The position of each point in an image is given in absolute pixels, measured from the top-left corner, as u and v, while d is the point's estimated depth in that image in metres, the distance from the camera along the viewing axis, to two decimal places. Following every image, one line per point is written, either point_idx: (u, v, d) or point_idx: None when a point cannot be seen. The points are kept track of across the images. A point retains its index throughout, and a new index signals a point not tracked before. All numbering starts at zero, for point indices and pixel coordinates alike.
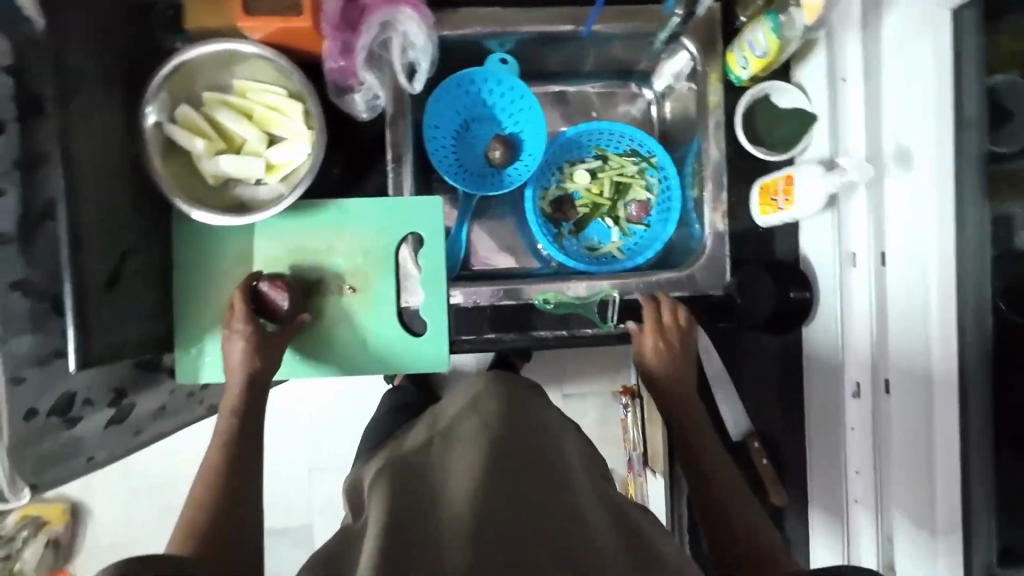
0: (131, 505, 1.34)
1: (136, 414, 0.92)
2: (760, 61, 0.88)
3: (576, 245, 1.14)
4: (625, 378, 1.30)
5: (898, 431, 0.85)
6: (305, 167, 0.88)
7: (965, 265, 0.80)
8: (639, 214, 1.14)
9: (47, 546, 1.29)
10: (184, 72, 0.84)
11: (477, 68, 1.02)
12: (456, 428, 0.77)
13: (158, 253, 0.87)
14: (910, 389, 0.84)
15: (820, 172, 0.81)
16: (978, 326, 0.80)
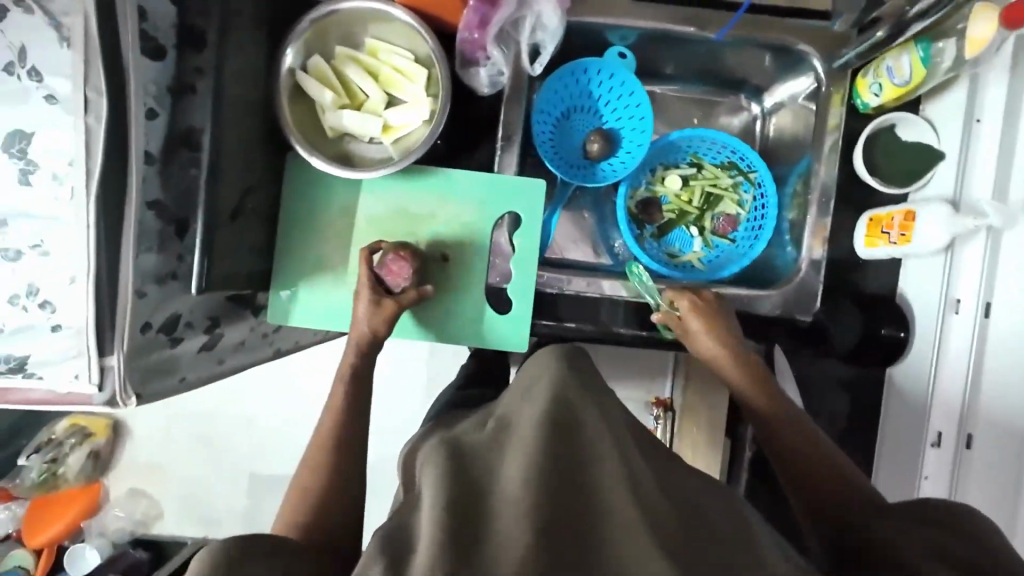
0: (171, 432, 1.40)
1: (223, 344, 0.95)
2: (898, 89, 0.85)
3: (656, 249, 1.12)
4: (659, 387, 1.18)
5: (978, 486, 0.83)
6: (420, 133, 0.89)
7: None
8: (726, 228, 1.13)
9: (88, 456, 1.36)
10: (324, 25, 0.86)
11: (594, 59, 1.02)
12: (514, 423, 0.55)
13: (271, 194, 0.91)
14: (1001, 445, 0.80)
15: (946, 213, 0.79)
16: None
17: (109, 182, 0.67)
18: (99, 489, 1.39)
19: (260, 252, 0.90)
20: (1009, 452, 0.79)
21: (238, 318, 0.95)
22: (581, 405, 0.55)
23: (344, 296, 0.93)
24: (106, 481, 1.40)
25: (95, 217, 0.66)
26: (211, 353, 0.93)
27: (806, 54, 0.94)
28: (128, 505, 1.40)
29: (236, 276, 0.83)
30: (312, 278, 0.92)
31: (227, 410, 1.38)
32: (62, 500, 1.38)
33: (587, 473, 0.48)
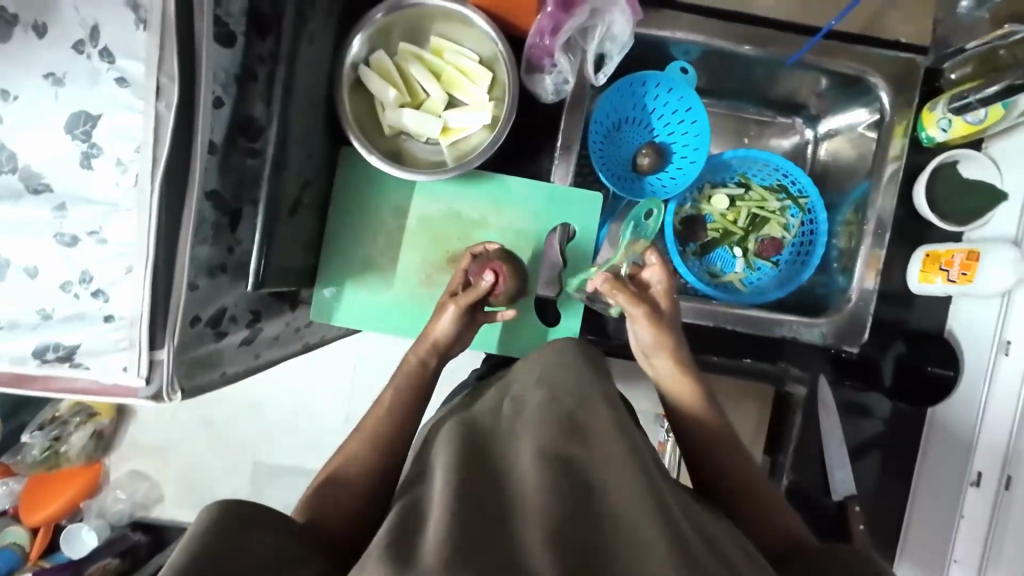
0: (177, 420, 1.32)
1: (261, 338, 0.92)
2: (971, 126, 0.87)
3: (698, 268, 1.12)
4: None
5: (1016, 531, 0.80)
6: (479, 136, 0.87)
7: None
8: (768, 250, 1.11)
9: (92, 436, 1.28)
10: (390, 20, 0.84)
11: (654, 72, 1.01)
12: (527, 410, 0.56)
13: (324, 189, 0.88)
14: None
15: (1014, 257, 0.78)
16: None
17: (174, 169, 0.64)
18: (97, 471, 1.30)
19: (309, 247, 0.87)
20: None
21: (276, 312, 0.93)
22: (595, 403, 0.56)
23: (390, 297, 0.91)
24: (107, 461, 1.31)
25: (156, 205, 0.64)
26: (249, 347, 0.90)
27: (874, 85, 0.93)
28: (128, 487, 1.31)
29: (288, 271, 0.81)
30: (360, 277, 0.90)
31: (234, 394, 1.29)
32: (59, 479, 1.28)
33: (603, 473, 0.48)
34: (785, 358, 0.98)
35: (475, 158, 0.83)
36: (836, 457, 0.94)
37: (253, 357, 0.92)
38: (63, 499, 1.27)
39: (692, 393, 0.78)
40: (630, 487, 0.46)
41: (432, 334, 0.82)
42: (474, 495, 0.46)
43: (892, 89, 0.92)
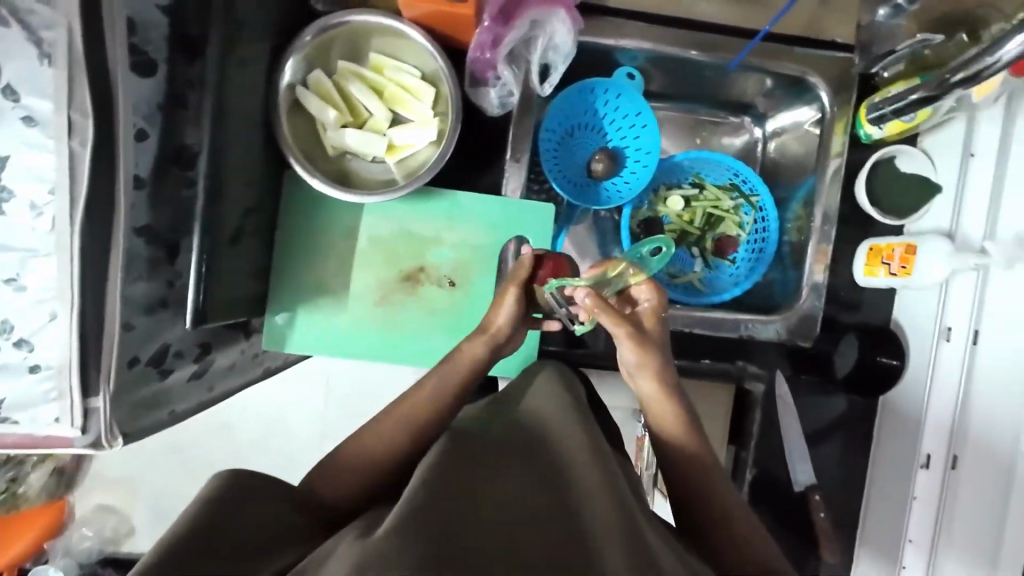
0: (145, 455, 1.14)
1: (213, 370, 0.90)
2: (904, 124, 0.88)
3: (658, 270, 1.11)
4: None
5: (965, 507, 0.84)
6: (426, 154, 0.86)
7: None
8: (725, 248, 1.13)
9: (52, 474, 1.10)
10: (326, 38, 0.82)
11: (602, 79, 1.00)
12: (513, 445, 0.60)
13: (270, 213, 0.85)
14: (986, 465, 0.81)
15: (946, 250, 0.80)
16: None
17: (96, 207, 0.61)
18: (62, 509, 1.10)
19: (257, 274, 0.84)
20: (994, 476, 0.81)
21: (229, 342, 0.90)
22: (576, 435, 0.60)
23: (344, 321, 0.88)
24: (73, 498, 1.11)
25: (79, 248, 0.61)
26: (200, 381, 0.87)
27: (814, 84, 0.95)
28: (97, 524, 1.10)
29: (235, 302, 0.78)
30: (314, 301, 0.88)
31: None
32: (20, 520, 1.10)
33: (581, 512, 0.52)
34: (741, 356, 1.00)
35: (421, 177, 0.82)
36: (797, 448, 0.96)
37: (205, 390, 0.90)
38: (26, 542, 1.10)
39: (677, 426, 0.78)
40: (606, 521, 0.51)
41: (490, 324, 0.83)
42: (459, 503, 0.51)
43: (830, 87, 0.95)
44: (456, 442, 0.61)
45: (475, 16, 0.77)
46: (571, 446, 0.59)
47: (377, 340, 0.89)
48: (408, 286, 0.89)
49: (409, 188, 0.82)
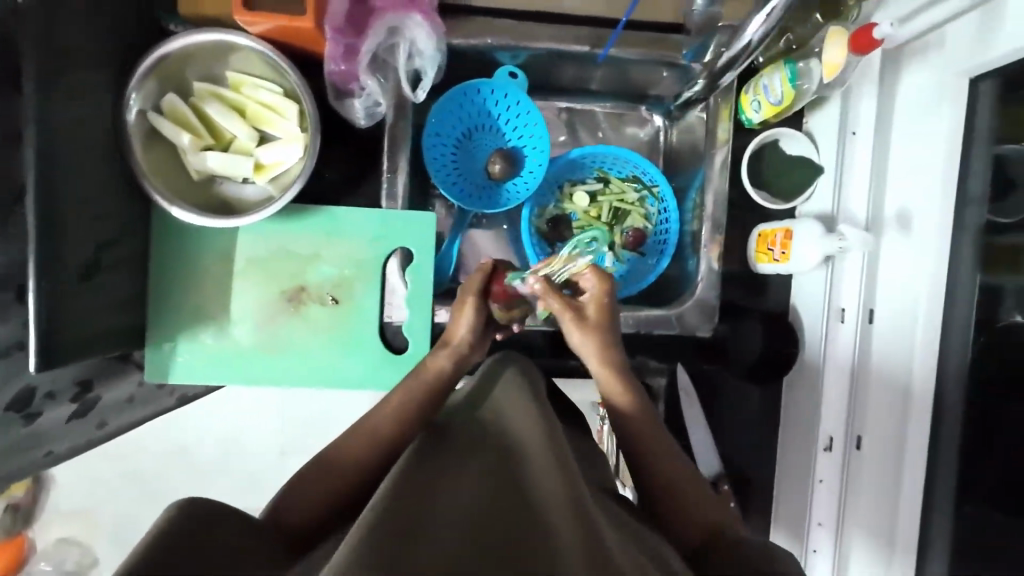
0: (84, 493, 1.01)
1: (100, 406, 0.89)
2: (773, 108, 0.83)
3: None
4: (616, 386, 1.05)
5: (866, 484, 0.87)
6: (294, 171, 0.84)
7: (948, 335, 0.79)
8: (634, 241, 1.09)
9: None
10: (175, 61, 0.80)
11: (484, 80, 0.99)
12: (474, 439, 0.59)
13: (139, 242, 0.83)
14: (884, 434, 0.86)
15: (819, 233, 0.78)
16: (953, 395, 0.80)
17: None
18: (23, 543, 0.91)
19: (126, 306, 0.82)
20: (891, 451, 0.85)
21: (116, 378, 0.90)
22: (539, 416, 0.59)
23: (225, 348, 0.87)
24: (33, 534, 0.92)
25: None
26: (85, 418, 0.88)
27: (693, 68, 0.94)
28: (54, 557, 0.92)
29: (98, 339, 0.76)
30: (192, 330, 0.86)
31: None
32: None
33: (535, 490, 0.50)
34: (643, 351, 0.99)
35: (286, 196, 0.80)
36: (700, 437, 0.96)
37: (95, 425, 0.90)
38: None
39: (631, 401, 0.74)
40: (559, 494, 0.49)
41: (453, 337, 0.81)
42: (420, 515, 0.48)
43: (712, 73, 0.94)
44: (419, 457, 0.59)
45: (316, 29, 0.75)
46: (523, 427, 0.59)
47: (263, 364, 0.87)
48: (288, 306, 0.87)
49: (274, 208, 0.81)
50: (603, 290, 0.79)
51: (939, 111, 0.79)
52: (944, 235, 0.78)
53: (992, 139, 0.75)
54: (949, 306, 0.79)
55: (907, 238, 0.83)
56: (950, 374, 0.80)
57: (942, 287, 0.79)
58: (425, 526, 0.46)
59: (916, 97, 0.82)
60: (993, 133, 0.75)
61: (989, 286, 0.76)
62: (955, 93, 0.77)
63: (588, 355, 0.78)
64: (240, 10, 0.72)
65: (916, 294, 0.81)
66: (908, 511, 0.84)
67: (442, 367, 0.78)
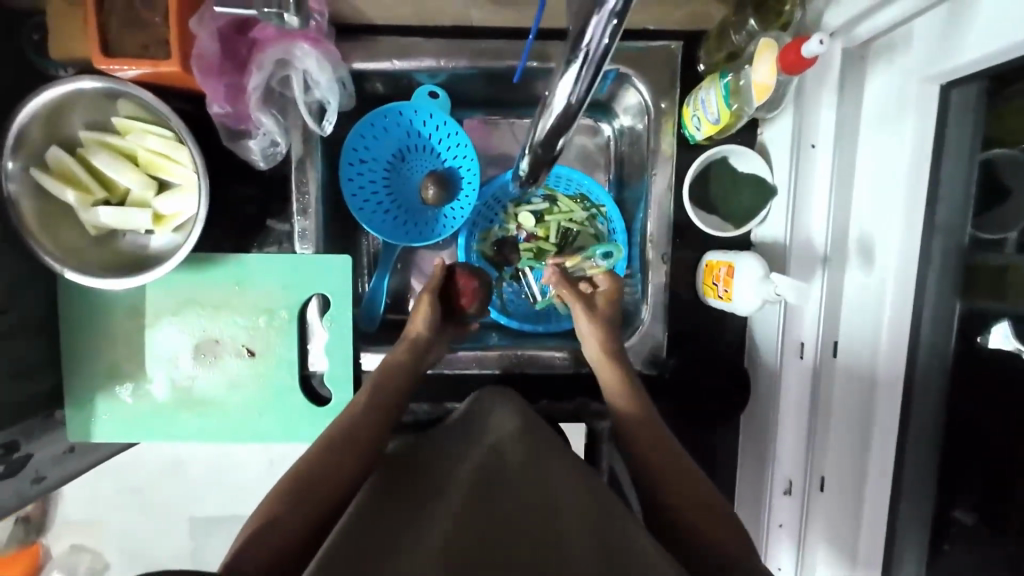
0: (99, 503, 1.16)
1: (34, 461, 0.84)
2: (713, 127, 0.75)
3: (516, 294, 1.00)
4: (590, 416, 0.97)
5: (826, 531, 0.80)
6: (192, 221, 0.79)
7: (916, 374, 0.69)
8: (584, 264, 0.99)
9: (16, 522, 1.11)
10: (55, 112, 0.74)
11: (405, 102, 0.90)
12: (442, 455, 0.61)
13: (43, 304, 0.81)
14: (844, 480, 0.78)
15: (759, 272, 0.72)
16: (920, 440, 0.70)
17: None
18: (38, 550, 1.13)
19: (33, 371, 0.80)
20: (853, 492, 0.77)
21: (43, 430, 0.84)
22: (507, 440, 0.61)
23: (142, 407, 0.84)
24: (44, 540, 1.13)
25: None
26: (18, 475, 0.82)
27: (625, 74, 0.85)
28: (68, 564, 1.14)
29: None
30: (108, 390, 0.84)
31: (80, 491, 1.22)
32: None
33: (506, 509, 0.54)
34: (583, 393, 0.94)
35: (181, 250, 0.76)
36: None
37: (31, 482, 0.84)
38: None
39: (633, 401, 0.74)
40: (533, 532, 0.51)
41: (410, 332, 0.83)
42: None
43: (649, 81, 0.85)
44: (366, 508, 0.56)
45: (187, 72, 0.69)
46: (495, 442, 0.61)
47: (184, 421, 0.85)
48: (203, 360, 0.84)
49: (170, 264, 0.76)
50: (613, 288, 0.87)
51: (903, 125, 0.67)
52: (908, 269, 0.68)
53: (977, 145, 0.62)
54: (912, 347, 0.69)
55: (869, 273, 0.73)
56: (914, 422, 0.70)
57: (905, 328, 0.69)
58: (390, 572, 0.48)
59: (881, 103, 0.70)
60: (972, 142, 0.63)
61: (972, 317, 0.65)
62: (919, 101, 0.65)
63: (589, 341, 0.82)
64: (99, 58, 0.67)
65: (875, 333, 0.72)
66: (869, 564, 0.76)
67: (400, 361, 0.80)
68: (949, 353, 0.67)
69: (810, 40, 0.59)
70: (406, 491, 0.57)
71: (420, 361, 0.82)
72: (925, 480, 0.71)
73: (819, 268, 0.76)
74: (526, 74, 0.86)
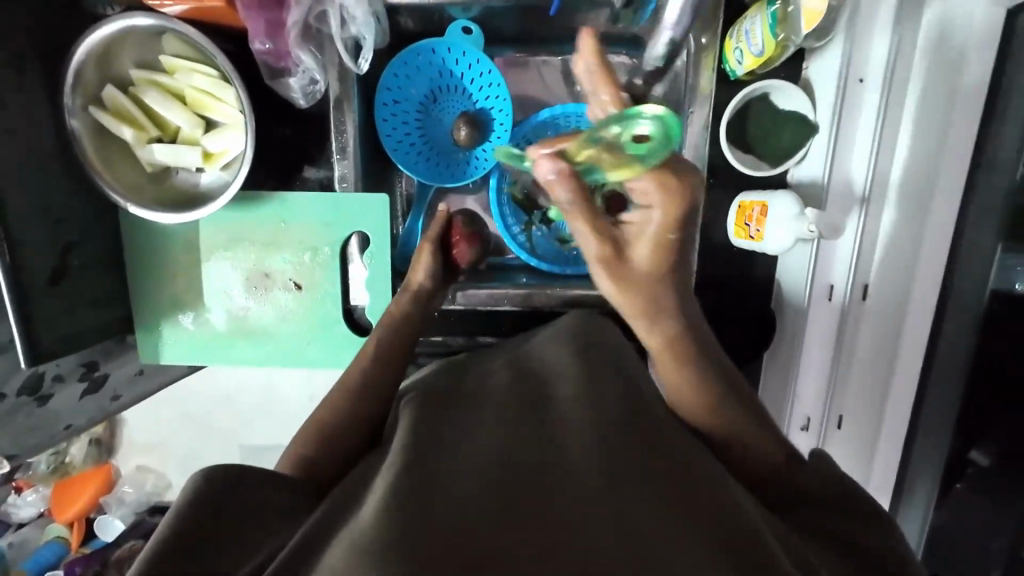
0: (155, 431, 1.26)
1: (112, 380, 0.94)
2: (755, 61, 0.73)
3: (545, 237, 1.00)
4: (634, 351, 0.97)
5: None
6: (239, 160, 0.82)
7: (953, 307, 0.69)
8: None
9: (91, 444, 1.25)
10: (107, 52, 0.78)
11: (439, 38, 0.90)
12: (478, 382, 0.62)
13: (108, 239, 0.87)
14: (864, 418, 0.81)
15: (792, 211, 0.73)
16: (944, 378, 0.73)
17: None
18: (108, 470, 1.27)
19: (109, 299, 0.88)
20: None
21: (119, 351, 0.94)
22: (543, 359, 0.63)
23: (202, 333, 0.92)
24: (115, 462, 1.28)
25: None
26: (97, 393, 0.93)
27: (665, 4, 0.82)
28: (136, 481, 1.28)
29: (82, 333, 0.82)
30: (171, 318, 0.92)
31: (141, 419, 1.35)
32: (74, 485, 1.24)
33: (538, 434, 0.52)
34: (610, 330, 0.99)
35: (232, 188, 0.80)
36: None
37: (110, 399, 0.94)
38: (83, 500, 1.23)
39: (698, 400, 0.61)
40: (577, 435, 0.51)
41: (412, 280, 0.87)
42: (441, 451, 0.53)
43: None
44: (417, 420, 0.60)
45: (230, 6, 0.72)
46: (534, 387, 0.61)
47: (240, 350, 0.92)
48: (255, 292, 0.91)
49: (221, 201, 0.80)
50: (661, 225, 0.61)
51: (959, 64, 0.65)
52: (947, 218, 0.68)
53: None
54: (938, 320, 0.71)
55: (908, 214, 0.72)
56: (942, 360, 0.71)
57: (932, 302, 0.72)
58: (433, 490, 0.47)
59: (940, 39, 0.67)
60: None
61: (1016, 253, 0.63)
62: (983, 30, 0.63)
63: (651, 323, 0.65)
64: None
65: (902, 296, 0.75)
66: None
67: (405, 308, 0.84)
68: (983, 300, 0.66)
69: None
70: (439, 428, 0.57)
71: (424, 306, 0.86)
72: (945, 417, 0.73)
73: (856, 208, 0.77)
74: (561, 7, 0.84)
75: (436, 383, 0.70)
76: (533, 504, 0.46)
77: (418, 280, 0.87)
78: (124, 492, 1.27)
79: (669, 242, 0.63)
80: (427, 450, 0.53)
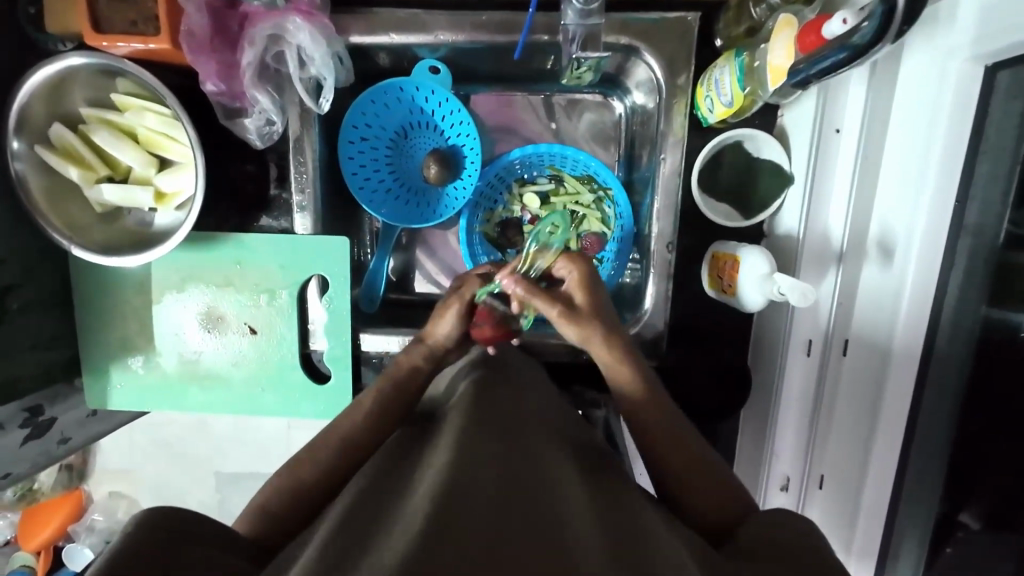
0: (123, 462, 1.21)
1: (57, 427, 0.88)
2: (726, 110, 0.73)
3: None
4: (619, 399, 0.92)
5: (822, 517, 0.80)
6: (191, 201, 0.79)
7: (947, 363, 0.65)
8: (592, 247, 0.92)
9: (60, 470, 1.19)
10: (54, 90, 0.75)
11: (406, 77, 0.87)
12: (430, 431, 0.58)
13: (55, 278, 0.84)
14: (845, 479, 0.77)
15: (763, 270, 0.70)
16: (929, 432, 0.68)
17: None
18: (79, 495, 1.20)
19: (52, 343, 0.84)
20: (851, 486, 0.76)
21: (66, 395, 0.88)
22: (493, 405, 0.57)
23: (153, 378, 0.88)
24: (86, 487, 1.21)
25: None
26: (43, 437, 0.86)
27: (633, 47, 0.79)
28: (108, 508, 1.21)
29: (18, 381, 0.78)
30: (121, 361, 0.87)
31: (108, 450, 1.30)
32: (39, 514, 1.18)
33: (479, 479, 0.44)
34: (580, 382, 0.94)
35: (183, 230, 0.76)
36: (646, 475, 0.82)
37: (56, 442, 0.88)
38: (52, 527, 1.17)
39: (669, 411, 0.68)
40: (522, 488, 0.44)
41: (428, 335, 0.75)
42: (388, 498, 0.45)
43: (659, 53, 0.79)
44: (369, 473, 0.53)
45: (176, 48, 0.70)
46: (469, 418, 0.54)
47: (193, 394, 0.88)
48: (208, 335, 0.86)
49: (171, 245, 0.77)
50: (578, 269, 0.73)
51: (936, 114, 0.61)
52: (928, 275, 0.64)
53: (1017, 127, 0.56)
54: (922, 372, 0.67)
55: (887, 273, 0.68)
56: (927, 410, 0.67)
57: (917, 349, 0.66)
58: (359, 550, 0.39)
59: (916, 87, 0.63)
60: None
61: (1002, 306, 0.60)
62: (961, 83, 0.59)
63: (592, 345, 0.69)
64: (92, 35, 0.68)
65: (884, 349, 0.69)
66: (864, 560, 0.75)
67: (415, 363, 0.73)
68: (977, 321, 0.62)
69: (832, 18, 0.55)
70: (388, 481, 0.49)
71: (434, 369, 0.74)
72: (932, 473, 0.68)
73: (832, 266, 0.74)
74: (528, 49, 0.82)
75: (402, 438, 0.60)
76: (473, 537, 0.38)
77: (439, 335, 0.75)
78: (93, 521, 1.20)
79: (593, 283, 0.73)
80: (372, 496, 0.46)
